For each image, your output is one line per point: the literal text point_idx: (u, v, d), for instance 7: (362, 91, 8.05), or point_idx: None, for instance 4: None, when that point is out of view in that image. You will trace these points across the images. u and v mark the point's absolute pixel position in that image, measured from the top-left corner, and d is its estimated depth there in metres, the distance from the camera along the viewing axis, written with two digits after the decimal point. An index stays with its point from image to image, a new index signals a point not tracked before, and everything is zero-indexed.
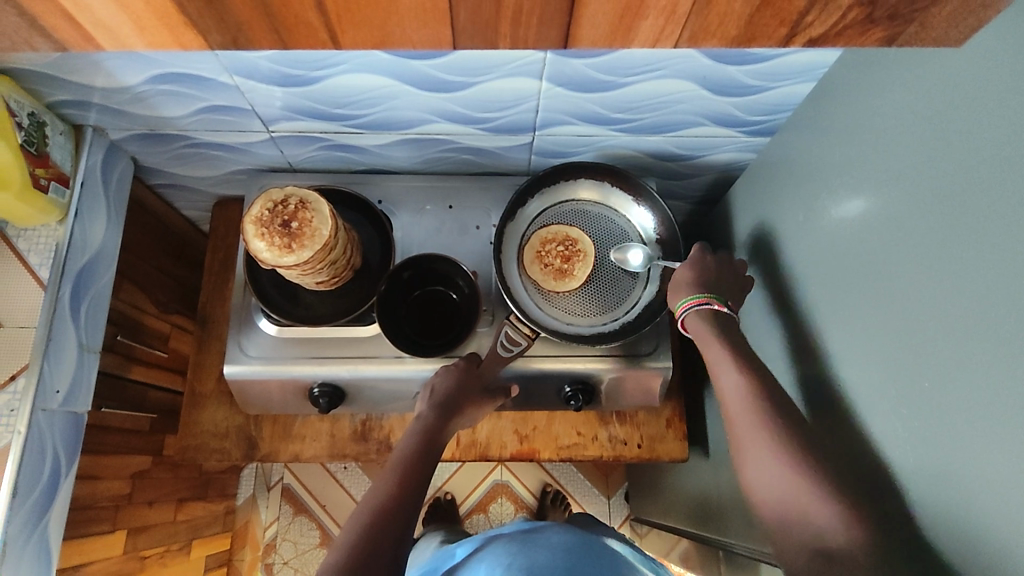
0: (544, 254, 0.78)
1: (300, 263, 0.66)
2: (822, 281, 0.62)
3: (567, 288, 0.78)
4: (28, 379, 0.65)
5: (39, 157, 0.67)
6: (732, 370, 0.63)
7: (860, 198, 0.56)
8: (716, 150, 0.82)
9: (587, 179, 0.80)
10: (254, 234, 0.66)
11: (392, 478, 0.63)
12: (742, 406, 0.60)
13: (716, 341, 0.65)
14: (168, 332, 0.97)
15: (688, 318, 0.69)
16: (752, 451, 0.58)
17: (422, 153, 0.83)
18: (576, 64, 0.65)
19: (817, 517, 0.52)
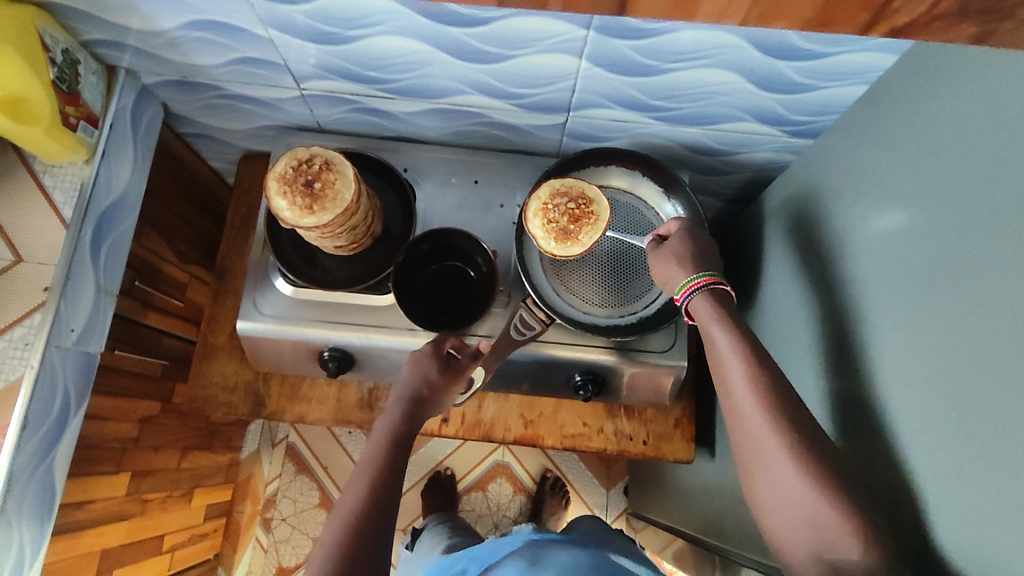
0: (551, 209, 0.70)
1: (320, 226, 0.65)
2: (854, 293, 0.59)
3: (566, 252, 0.70)
4: (43, 316, 0.66)
5: (70, 94, 0.67)
6: (733, 355, 0.59)
7: (904, 209, 0.53)
8: (755, 148, 0.79)
9: (618, 166, 0.78)
10: (277, 192, 0.65)
11: (366, 482, 0.62)
12: (752, 405, 0.56)
13: (719, 325, 0.61)
14: (186, 282, 0.98)
15: (689, 301, 0.65)
16: (756, 452, 0.55)
17: (452, 125, 0.81)
18: (618, 45, 0.62)
19: (826, 522, 0.50)
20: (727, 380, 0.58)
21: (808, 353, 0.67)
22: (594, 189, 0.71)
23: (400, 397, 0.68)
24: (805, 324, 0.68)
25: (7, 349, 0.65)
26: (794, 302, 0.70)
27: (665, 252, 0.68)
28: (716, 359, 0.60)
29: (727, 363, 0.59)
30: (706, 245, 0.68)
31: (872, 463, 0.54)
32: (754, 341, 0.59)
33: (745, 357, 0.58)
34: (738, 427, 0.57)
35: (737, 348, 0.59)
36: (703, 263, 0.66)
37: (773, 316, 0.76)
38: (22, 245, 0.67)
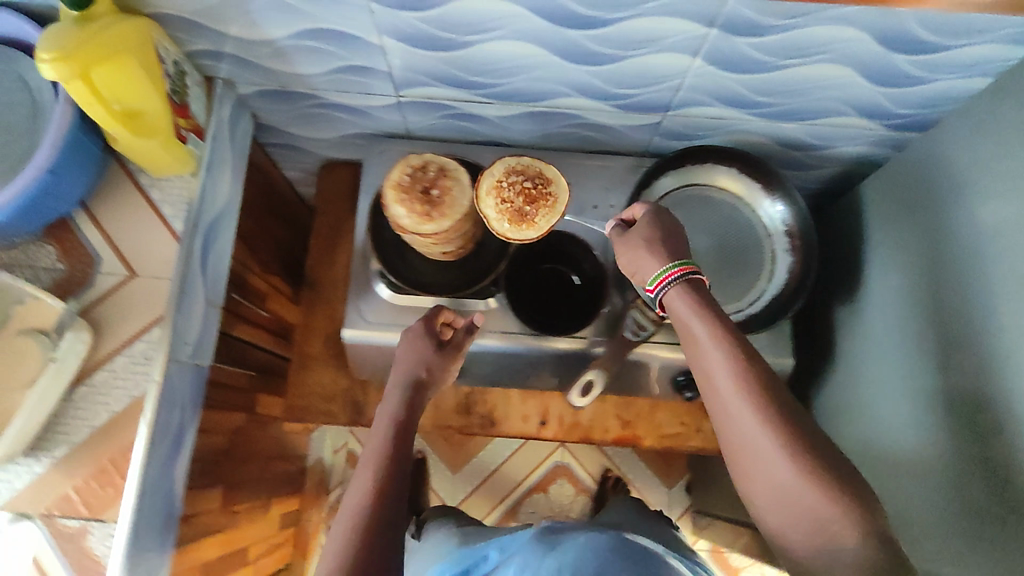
0: (506, 187, 0.65)
1: (439, 233, 0.65)
2: (982, 287, 0.59)
3: (521, 235, 0.65)
4: (162, 330, 0.65)
5: (180, 106, 0.66)
6: (716, 348, 0.55)
7: None
8: (846, 142, 0.78)
9: (719, 165, 0.76)
10: (395, 200, 0.65)
11: (371, 476, 0.57)
12: (736, 402, 0.52)
13: (700, 319, 0.57)
14: (267, 292, 0.98)
15: (663, 294, 0.60)
16: (753, 456, 0.51)
17: (544, 128, 0.81)
18: (739, 42, 0.62)
19: (829, 519, 0.48)
20: (712, 380, 0.55)
21: (920, 348, 0.66)
22: (553, 171, 0.67)
23: (394, 392, 0.64)
24: (914, 320, 0.67)
25: (128, 365, 0.65)
26: (902, 297, 0.70)
27: (633, 236, 0.64)
28: (698, 358, 0.56)
29: (711, 362, 0.55)
30: (673, 229, 0.64)
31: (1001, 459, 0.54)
32: (736, 334, 0.55)
33: (729, 353, 0.54)
34: (728, 431, 0.53)
35: (720, 345, 0.55)
36: (677, 249, 0.62)
37: (871, 311, 0.75)
38: (134, 259, 0.67)
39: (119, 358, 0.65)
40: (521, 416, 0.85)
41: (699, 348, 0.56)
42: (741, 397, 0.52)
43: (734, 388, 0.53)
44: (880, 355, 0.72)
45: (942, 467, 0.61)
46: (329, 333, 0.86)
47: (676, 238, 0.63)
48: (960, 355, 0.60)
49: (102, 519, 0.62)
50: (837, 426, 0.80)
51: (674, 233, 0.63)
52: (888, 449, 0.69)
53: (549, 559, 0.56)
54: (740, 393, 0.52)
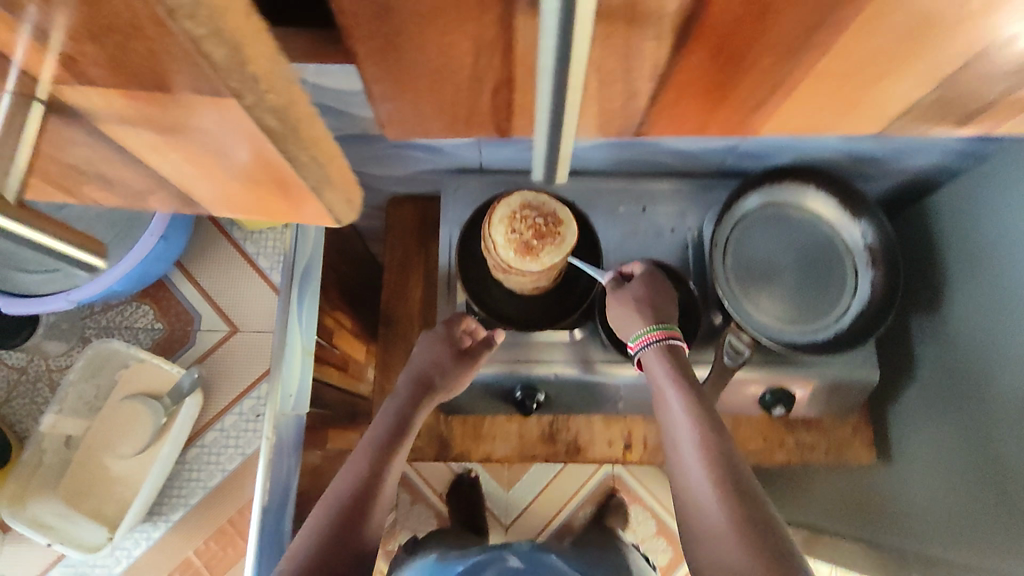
0: (518, 219, 0.65)
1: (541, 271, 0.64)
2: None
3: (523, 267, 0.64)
4: (272, 384, 0.65)
5: None
6: (673, 400, 0.61)
7: None
8: (916, 154, 0.79)
9: (794, 184, 0.78)
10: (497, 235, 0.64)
11: (348, 478, 0.65)
12: (689, 448, 0.57)
13: (673, 385, 0.62)
14: (332, 328, 0.97)
15: (643, 353, 0.66)
16: (698, 521, 0.54)
17: (618, 155, 0.81)
18: None
19: (722, 550, 0.50)
20: (679, 447, 0.59)
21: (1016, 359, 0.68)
22: (565, 211, 0.66)
23: (399, 407, 0.72)
24: (1006, 328, 0.69)
25: None
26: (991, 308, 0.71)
27: (627, 291, 0.68)
28: (667, 424, 0.61)
29: (678, 429, 0.59)
30: (665, 289, 0.69)
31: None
32: (706, 406, 0.60)
33: (695, 422, 0.58)
34: (685, 495, 0.56)
35: (689, 414, 0.59)
36: (660, 309, 0.67)
37: (956, 320, 0.77)
38: None
39: None
40: (606, 441, 0.85)
41: (669, 415, 0.61)
42: (704, 467, 0.55)
43: (698, 457, 0.56)
44: (977, 365, 0.73)
45: None
46: None
47: (663, 298, 0.68)
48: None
49: None
50: (919, 430, 0.82)
51: (665, 295, 0.69)
52: (997, 462, 0.70)
53: None
54: (702, 462, 0.56)
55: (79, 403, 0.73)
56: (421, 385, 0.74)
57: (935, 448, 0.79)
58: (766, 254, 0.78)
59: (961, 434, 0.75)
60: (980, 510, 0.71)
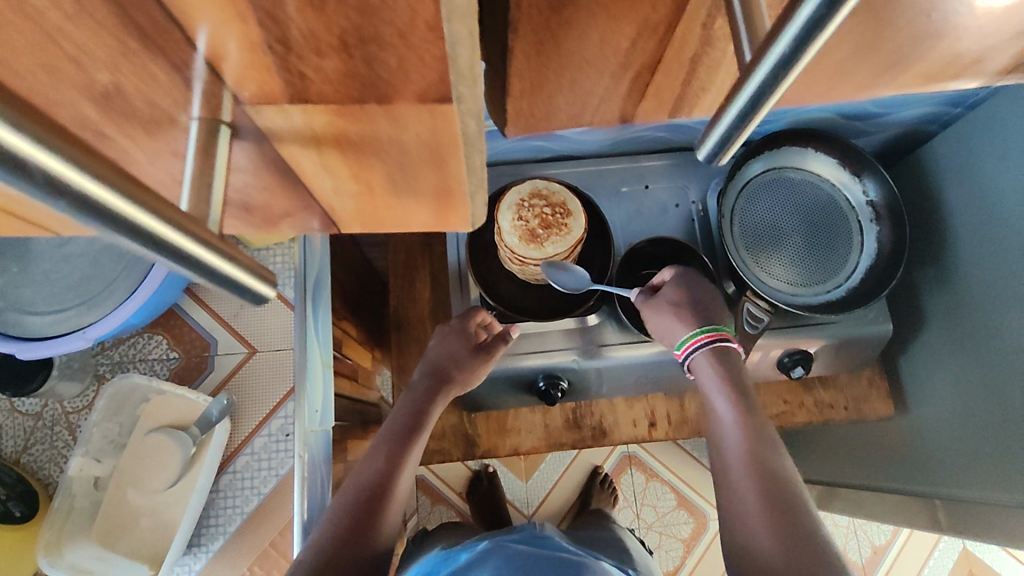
0: (525, 207, 0.64)
1: (542, 260, 0.64)
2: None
3: (526, 255, 0.64)
4: (298, 403, 0.64)
5: None
6: (722, 400, 0.63)
7: None
8: (908, 107, 0.80)
9: (793, 147, 0.79)
10: (501, 220, 0.64)
11: (368, 466, 0.66)
12: (735, 447, 0.60)
13: (723, 394, 0.64)
14: (341, 339, 0.96)
15: (692, 359, 0.67)
16: (742, 528, 0.55)
17: (617, 136, 0.80)
18: None
19: (757, 541, 0.53)
20: (727, 455, 0.60)
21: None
22: (576, 203, 0.65)
23: (416, 399, 0.72)
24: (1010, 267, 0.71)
25: None
26: (995, 249, 0.73)
27: (663, 297, 0.69)
28: (718, 435, 0.63)
29: (728, 439, 0.61)
30: (703, 293, 0.70)
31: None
32: (759, 423, 0.62)
33: (746, 436, 0.60)
34: (729, 503, 0.57)
35: (740, 426, 0.61)
36: (705, 316, 0.68)
37: (962, 266, 0.78)
38: None
39: None
40: (630, 421, 0.85)
41: (720, 426, 0.63)
42: (750, 476, 0.57)
43: (745, 466, 0.58)
44: (986, 306, 0.75)
45: None
46: None
47: (704, 303, 0.69)
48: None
49: None
50: (933, 375, 0.84)
51: (704, 299, 0.69)
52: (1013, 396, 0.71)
53: None
54: (750, 471, 0.58)
55: (105, 443, 0.73)
56: (435, 379, 0.74)
57: (950, 391, 0.81)
58: (773, 220, 0.79)
59: (974, 375, 0.77)
60: (1001, 450, 0.73)
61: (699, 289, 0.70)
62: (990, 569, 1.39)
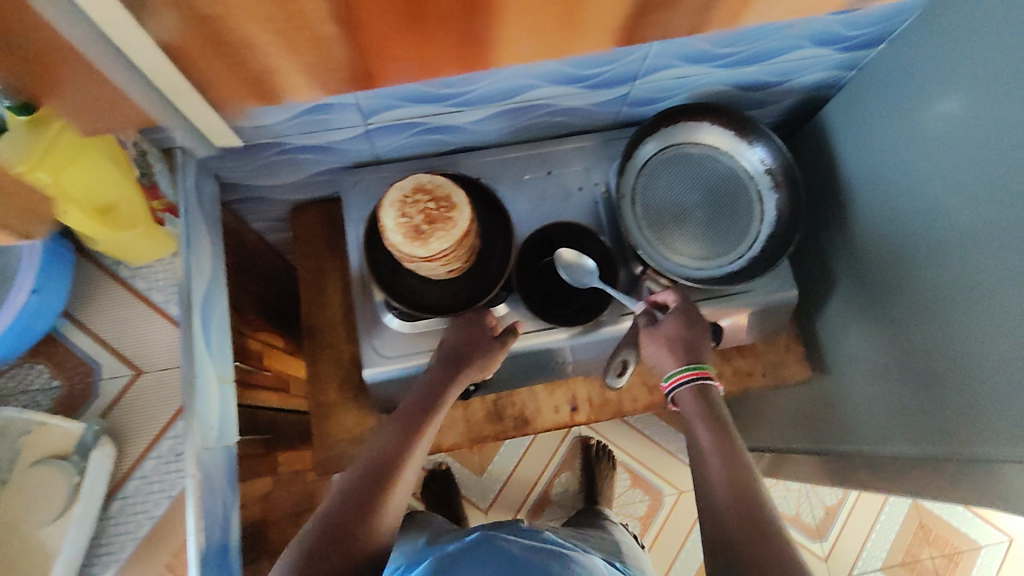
0: (409, 203, 0.63)
1: (431, 256, 0.63)
2: (952, 195, 0.65)
3: (412, 252, 0.62)
4: (186, 422, 0.63)
5: (150, 187, 0.61)
6: (700, 426, 0.63)
7: (954, 98, 0.64)
8: (804, 72, 0.80)
9: (692, 122, 0.78)
10: (386, 220, 0.63)
11: (378, 450, 0.64)
12: (714, 465, 0.60)
13: (702, 422, 0.63)
14: (261, 350, 0.95)
15: (676, 392, 0.67)
16: (733, 552, 0.53)
17: (514, 123, 0.79)
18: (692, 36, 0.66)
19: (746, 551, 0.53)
20: (713, 482, 0.59)
21: (917, 253, 0.71)
22: (461, 194, 0.64)
23: (433, 384, 0.69)
24: (903, 226, 0.72)
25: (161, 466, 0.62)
26: (890, 209, 0.74)
27: (661, 331, 0.69)
28: (699, 460, 0.62)
29: (711, 464, 0.60)
30: (703, 327, 0.69)
31: (1000, 343, 0.61)
32: (743, 450, 0.61)
33: (731, 462, 0.60)
34: (716, 528, 0.56)
35: (723, 451, 0.61)
36: (695, 350, 0.68)
37: (862, 229, 0.79)
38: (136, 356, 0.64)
39: (149, 461, 0.62)
40: (551, 408, 0.85)
41: (700, 450, 0.62)
42: (735, 504, 0.56)
43: (729, 494, 0.57)
44: (885, 264, 0.76)
45: (969, 357, 0.65)
46: (341, 378, 0.84)
47: (699, 338, 0.68)
48: (949, 258, 0.67)
49: None
50: (845, 337, 0.86)
51: (702, 334, 0.69)
52: (917, 347, 0.73)
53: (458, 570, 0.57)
54: (734, 497, 0.57)
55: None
56: (451, 363, 0.70)
57: (863, 352, 0.83)
58: (674, 197, 0.79)
59: (881, 332, 0.79)
60: (910, 410, 0.75)
61: (701, 329, 0.69)
62: (940, 517, 1.43)
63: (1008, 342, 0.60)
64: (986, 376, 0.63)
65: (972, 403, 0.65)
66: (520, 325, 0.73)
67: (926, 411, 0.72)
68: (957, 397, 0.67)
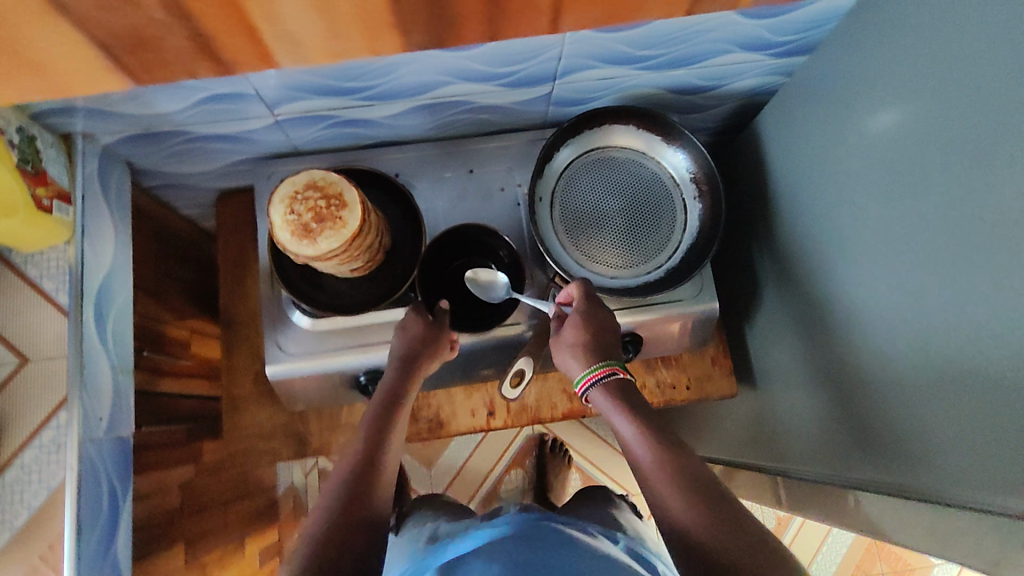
0: (299, 199, 0.62)
1: (320, 256, 0.61)
2: (860, 215, 0.63)
3: (299, 250, 0.61)
4: (69, 413, 0.63)
5: (36, 175, 0.61)
6: (622, 420, 0.59)
7: (890, 111, 0.57)
8: (737, 77, 0.77)
9: (616, 125, 0.77)
10: (276, 217, 0.62)
11: (350, 455, 0.59)
12: (646, 457, 0.55)
13: (622, 414, 0.59)
14: (188, 338, 0.94)
15: (590, 394, 0.64)
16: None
17: (435, 119, 0.77)
18: (604, 37, 0.64)
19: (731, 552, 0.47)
20: (669, 506, 0.52)
21: (830, 272, 0.69)
22: (355, 192, 0.63)
23: (387, 384, 0.65)
24: (818, 243, 0.70)
25: (40, 456, 0.62)
26: (807, 224, 0.71)
27: (561, 339, 0.67)
28: (644, 482, 0.55)
29: (657, 481, 0.54)
30: (605, 321, 0.67)
31: (896, 373, 0.60)
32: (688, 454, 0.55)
33: (678, 477, 0.53)
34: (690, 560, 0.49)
35: (664, 463, 0.54)
36: (603, 347, 0.65)
37: (786, 242, 0.77)
38: (25, 344, 0.64)
39: (27, 451, 0.62)
40: (468, 411, 0.85)
41: (643, 470, 0.56)
42: (706, 527, 0.49)
43: (696, 517, 0.50)
44: (804, 281, 0.74)
45: (874, 381, 0.63)
46: (257, 371, 0.83)
47: (602, 334, 0.66)
48: (854, 280, 0.65)
49: None
50: (770, 352, 0.84)
51: (605, 328, 0.66)
52: (829, 366, 0.71)
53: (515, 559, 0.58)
54: (700, 517, 0.50)
55: None
56: (409, 364, 0.67)
57: (787, 369, 0.81)
58: (595, 201, 0.77)
59: (801, 349, 0.77)
60: (826, 432, 0.73)
61: (606, 321, 0.67)
62: None
63: (903, 372, 0.58)
64: (883, 404, 0.62)
65: (883, 430, 0.63)
66: (446, 304, 0.71)
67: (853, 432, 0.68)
68: (860, 420, 0.66)
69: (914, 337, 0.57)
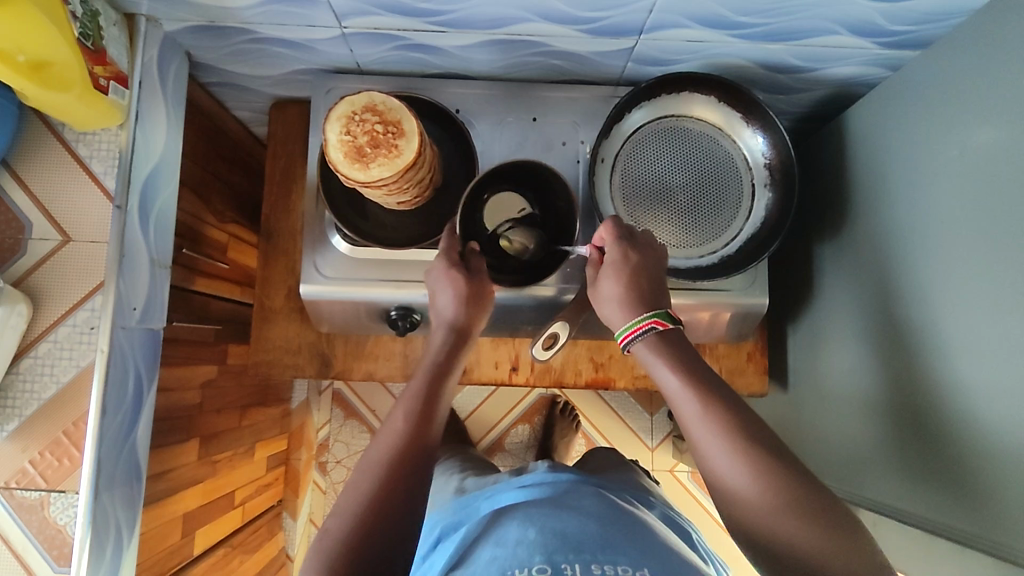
0: (356, 120, 0.60)
1: (370, 183, 0.59)
2: (952, 235, 0.58)
3: (348, 173, 0.59)
4: (105, 297, 0.64)
5: (96, 53, 0.59)
6: (679, 378, 0.57)
7: (1008, 126, 0.52)
8: (837, 63, 0.71)
9: (699, 94, 0.72)
10: (331, 136, 0.59)
11: (404, 414, 0.60)
12: (703, 426, 0.54)
13: (674, 369, 0.58)
14: (226, 242, 0.94)
15: (632, 347, 0.62)
16: (786, 560, 0.48)
17: (506, 57, 0.73)
18: None
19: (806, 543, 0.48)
20: (720, 472, 0.53)
21: (901, 288, 0.65)
22: (413, 121, 0.60)
23: (437, 353, 0.66)
24: (895, 257, 0.66)
25: (74, 334, 0.63)
26: (888, 232, 0.67)
27: (604, 290, 0.63)
28: (690, 437, 0.55)
29: (709, 443, 0.54)
30: (648, 264, 0.63)
31: (953, 404, 0.57)
32: (742, 410, 0.55)
33: (732, 446, 0.52)
34: (743, 520, 0.51)
35: (712, 425, 0.54)
36: (647, 295, 0.62)
37: (856, 248, 0.72)
38: (68, 223, 0.64)
39: (62, 328, 0.63)
40: (492, 362, 0.84)
41: (689, 425, 0.56)
42: (765, 496, 0.50)
43: (751, 483, 0.51)
44: (868, 292, 0.70)
45: (930, 410, 0.60)
46: (290, 286, 0.83)
47: (645, 281, 0.62)
48: (926, 302, 0.61)
49: (62, 489, 0.62)
50: (816, 359, 0.81)
51: (650, 274, 0.63)
52: (879, 386, 0.68)
53: (554, 520, 0.61)
54: (771, 492, 0.50)
55: None
56: (459, 338, 0.67)
57: (828, 377, 0.78)
58: (660, 172, 0.73)
59: (849, 358, 0.73)
60: (853, 446, 0.72)
61: (650, 260, 0.64)
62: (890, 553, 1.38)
63: (964, 406, 0.56)
64: (923, 433, 0.61)
65: (922, 463, 0.61)
66: (476, 245, 0.69)
67: (889, 458, 0.66)
68: (892, 444, 0.65)
69: (984, 372, 0.54)
